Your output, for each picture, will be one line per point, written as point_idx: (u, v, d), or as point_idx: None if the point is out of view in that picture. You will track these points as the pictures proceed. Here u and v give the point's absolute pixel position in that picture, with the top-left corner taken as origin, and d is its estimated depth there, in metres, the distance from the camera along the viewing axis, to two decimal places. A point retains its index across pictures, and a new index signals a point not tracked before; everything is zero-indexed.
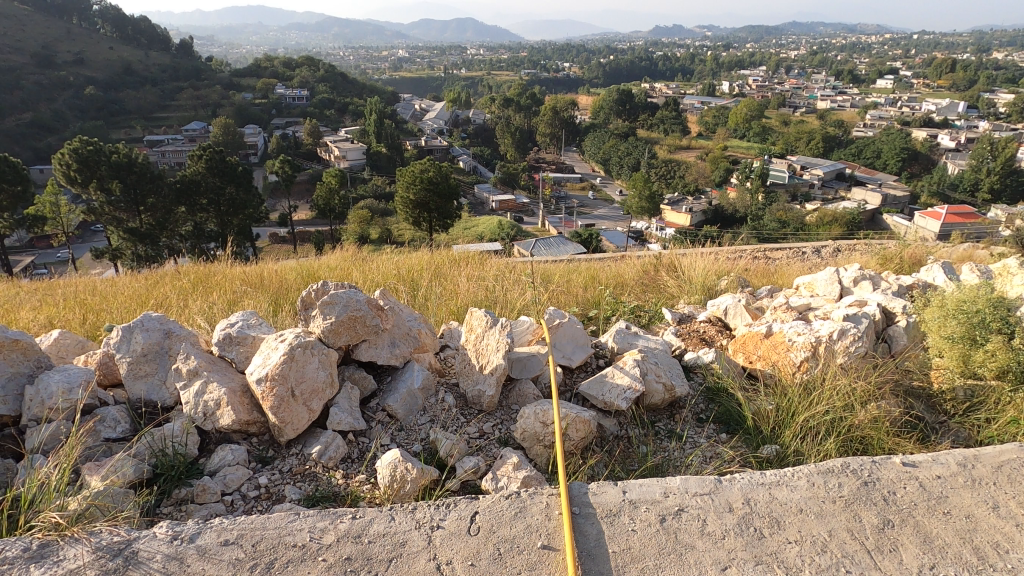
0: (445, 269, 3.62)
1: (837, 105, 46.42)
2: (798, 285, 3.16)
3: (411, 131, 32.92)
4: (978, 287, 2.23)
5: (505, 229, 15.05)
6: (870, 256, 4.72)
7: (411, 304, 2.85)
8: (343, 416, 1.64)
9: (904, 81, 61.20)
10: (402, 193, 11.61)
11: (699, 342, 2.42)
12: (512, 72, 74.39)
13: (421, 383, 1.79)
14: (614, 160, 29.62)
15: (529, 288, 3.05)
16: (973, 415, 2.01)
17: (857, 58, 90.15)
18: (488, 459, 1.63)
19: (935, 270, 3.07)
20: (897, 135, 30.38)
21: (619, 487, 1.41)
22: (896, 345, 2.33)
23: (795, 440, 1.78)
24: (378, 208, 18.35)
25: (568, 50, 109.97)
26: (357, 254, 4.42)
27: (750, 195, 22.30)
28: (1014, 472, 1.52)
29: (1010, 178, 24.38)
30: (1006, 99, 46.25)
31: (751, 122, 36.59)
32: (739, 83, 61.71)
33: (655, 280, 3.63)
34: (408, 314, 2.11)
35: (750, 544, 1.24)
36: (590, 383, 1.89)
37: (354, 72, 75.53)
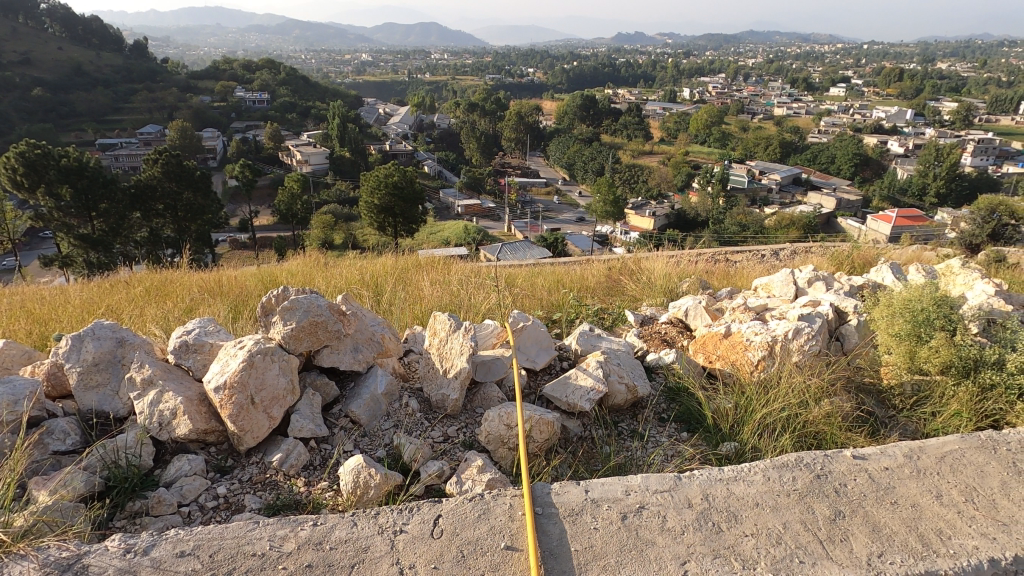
0: (408, 273, 3.61)
1: (793, 111, 47.89)
2: (756, 286, 3.25)
3: (375, 135, 32.61)
4: (923, 285, 2.34)
5: (471, 233, 15.05)
6: (825, 258, 4.89)
7: (375, 309, 2.83)
8: (304, 422, 1.62)
9: (856, 89, 63.46)
10: (366, 197, 11.49)
11: (660, 343, 2.47)
12: (477, 77, 74.41)
13: (385, 388, 1.78)
14: (579, 165, 29.91)
15: (494, 292, 3.05)
16: (920, 409, 2.09)
17: (811, 67, 93.07)
18: (452, 463, 1.63)
19: (884, 270, 3.20)
20: (849, 141, 31.48)
21: (581, 486, 1.43)
22: (848, 343, 2.42)
23: (753, 437, 1.83)
24: (342, 213, 18.14)
25: (533, 56, 110.91)
26: (320, 259, 4.35)
27: (712, 199, 22.77)
28: (955, 462, 1.59)
29: (954, 182, 25.53)
30: (950, 108, 48.33)
31: (711, 129, 37.42)
32: (699, 90, 63.07)
33: (618, 282, 3.69)
34: (371, 319, 2.09)
35: (708, 539, 1.27)
36: (554, 385, 1.91)
37: (316, 75, 74.72)
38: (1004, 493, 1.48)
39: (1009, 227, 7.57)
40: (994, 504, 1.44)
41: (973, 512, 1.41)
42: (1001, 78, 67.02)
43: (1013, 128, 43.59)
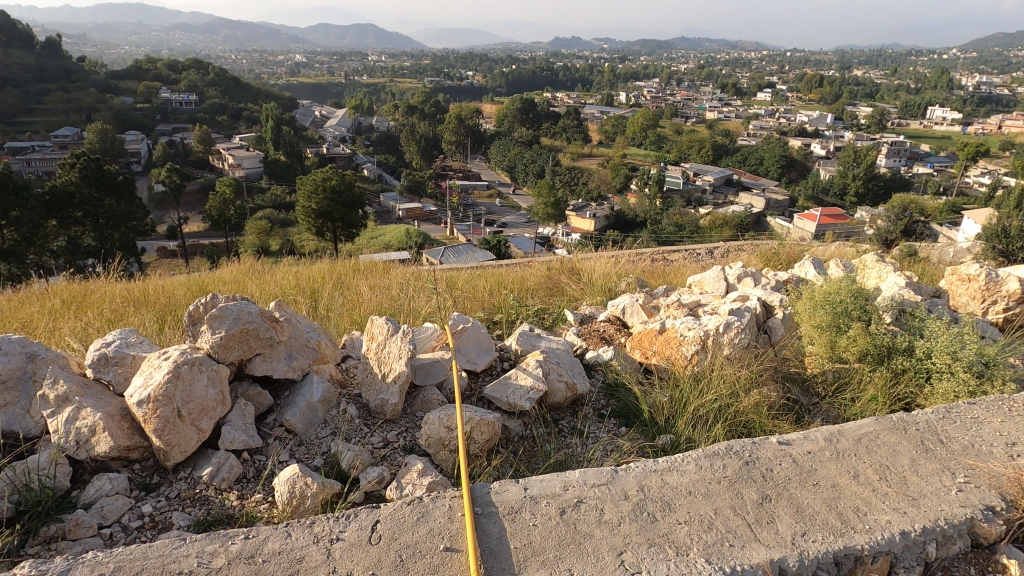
0: (346, 278, 3.54)
1: (723, 116, 49.79)
2: (690, 283, 3.34)
3: (311, 138, 31.76)
4: (841, 278, 2.48)
5: (413, 236, 14.89)
6: (755, 255, 5.12)
7: (311, 315, 2.77)
8: (236, 434, 1.56)
9: (781, 95, 66.53)
10: (303, 202, 11.18)
11: (599, 341, 2.51)
12: (416, 80, 73.50)
13: (321, 395, 1.74)
14: (520, 168, 30.08)
15: (433, 295, 3.04)
16: (840, 395, 2.21)
17: (739, 73, 97.04)
18: (393, 468, 1.61)
19: (807, 264, 3.36)
20: (776, 145, 33.02)
21: (521, 484, 1.44)
22: (775, 335, 2.52)
23: (687, 429, 1.89)
24: (278, 218, 17.59)
25: (473, 58, 110.80)
26: (255, 267, 4.22)
27: (649, 200, 23.32)
28: (871, 444, 1.69)
29: (871, 183, 27.15)
30: (866, 112, 51.36)
31: (647, 132, 38.42)
32: (635, 94, 64.61)
33: (559, 283, 3.73)
34: (306, 325, 2.05)
35: (643, 529, 1.31)
36: (494, 386, 1.91)
37: (247, 75, 72.08)
38: (914, 471, 1.59)
39: (919, 225, 8.17)
40: (904, 481, 1.55)
41: (887, 489, 1.51)
42: (909, 86, 71.87)
43: (922, 131, 46.76)
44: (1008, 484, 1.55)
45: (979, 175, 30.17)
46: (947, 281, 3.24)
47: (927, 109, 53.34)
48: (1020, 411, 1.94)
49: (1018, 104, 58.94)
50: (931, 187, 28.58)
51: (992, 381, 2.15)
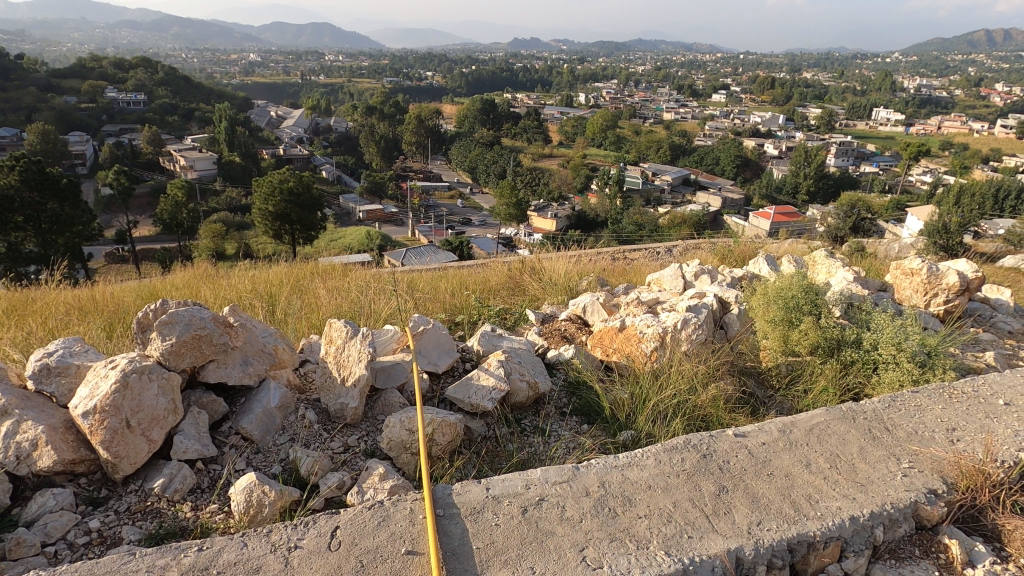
0: (305, 282, 3.48)
1: (680, 117, 50.72)
2: (649, 281, 3.39)
3: (267, 139, 31.03)
4: (793, 274, 2.56)
5: (374, 238, 14.69)
6: (712, 253, 5.24)
7: (268, 320, 2.71)
8: (189, 443, 1.51)
9: (735, 96, 68.30)
10: (258, 205, 10.90)
11: (560, 339, 2.53)
12: (374, 80, 72.54)
13: (279, 401, 1.71)
14: (481, 169, 30.04)
15: (394, 297, 3.01)
16: (794, 387, 2.28)
17: (695, 74, 99.11)
18: (353, 472, 1.60)
19: (761, 260, 3.44)
20: (731, 145, 33.85)
21: (482, 484, 1.44)
22: (731, 330, 2.57)
23: (647, 424, 1.92)
24: (233, 220, 17.14)
25: (432, 58, 110.10)
26: (209, 271, 4.10)
27: (610, 200, 23.59)
28: (822, 433, 1.75)
29: (821, 182, 28.07)
30: (816, 113, 53.08)
31: (607, 132, 38.85)
32: (594, 95, 65.28)
33: (520, 282, 3.74)
34: (262, 330, 2.00)
35: (605, 523, 1.33)
36: (456, 387, 1.91)
37: (199, 75, 69.97)
38: (863, 458, 1.65)
39: (865, 223, 8.51)
40: (854, 468, 1.61)
41: (836, 476, 1.56)
42: (855, 88, 74.70)
43: (868, 132, 48.62)
44: (949, 467, 1.63)
45: (921, 174, 31.54)
46: (892, 275, 3.37)
47: (872, 111, 55.44)
48: (960, 397, 2.03)
49: (956, 105, 61.83)
50: (878, 185, 29.74)
51: (935, 370, 2.25)
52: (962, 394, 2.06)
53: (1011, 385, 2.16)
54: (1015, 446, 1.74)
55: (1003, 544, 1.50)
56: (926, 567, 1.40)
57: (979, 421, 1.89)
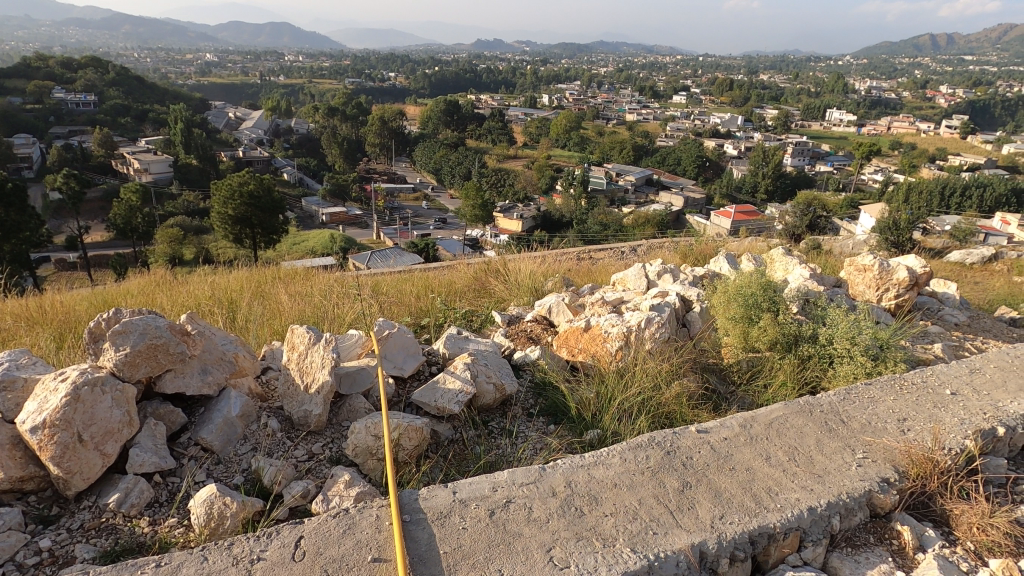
0: (267, 287, 3.41)
1: (642, 118, 51.42)
2: (613, 281, 3.43)
3: (225, 141, 30.29)
4: (752, 273, 2.63)
5: (338, 242, 14.48)
6: (674, 252, 5.35)
7: (229, 327, 2.65)
8: (145, 455, 1.47)
9: (695, 97, 69.55)
10: (217, 208, 10.63)
11: (527, 340, 2.54)
12: (336, 81, 71.32)
13: (240, 411, 1.67)
14: (445, 170, 29.93)
15: (357, 302, 2.98)
16: (755, 383, 2.34)
17: (656, 76, 100.57)
18: (318, 481, 1.57)
19: (720, 259, 3.52)
20: (692, 146, 34.46)
21: (449, 488, 1.44)
22: (694, 328, 2.61)
23: (613, 423, 1.95)
24: (191, 225, 16.68)
25: (395, 60, 109.27)
26: (166, 277, 3.99)
27: (575, 201, 23.80)
28: (781, 427, 1.80)
29: (779, 181, 28.82)
30: (773, 115, 54.41)
31: (570, 134, 39.15)
32: (557, 96, 65.60)
33: (486, 284, 3.73)
34: (222, 338, 1.96)
35: (571, 522, 1.34)
36: (422, 391, 1.90)
37: (153, 75, 67.86)
38: (820, 450, 1.70)
39: (819, 221, 8.80)
40: (811, 459, 1.66)
41: (795, 469, 1.61)
42: (810, 90, 76.83)
43: (822, 132, 50.12)
44: (900, 456, 1.70)
45: (873, 172, 32.69)
46: (845, 272, 3.48)
47: (825, 112, 57.16)
48: (910, 388, 2.12)
49: (904, 107, 64.13)
50: (832, 184, 30.68)
51: (886, 363, 2.35)
52: (912, 385, 2.15)
53: (957, 375, 2.26)
54: (960, 433, 1.82)
55: (951, 527, 1.57)
56: (880, 552, 1.45)
57: (928, 411, 1.96)
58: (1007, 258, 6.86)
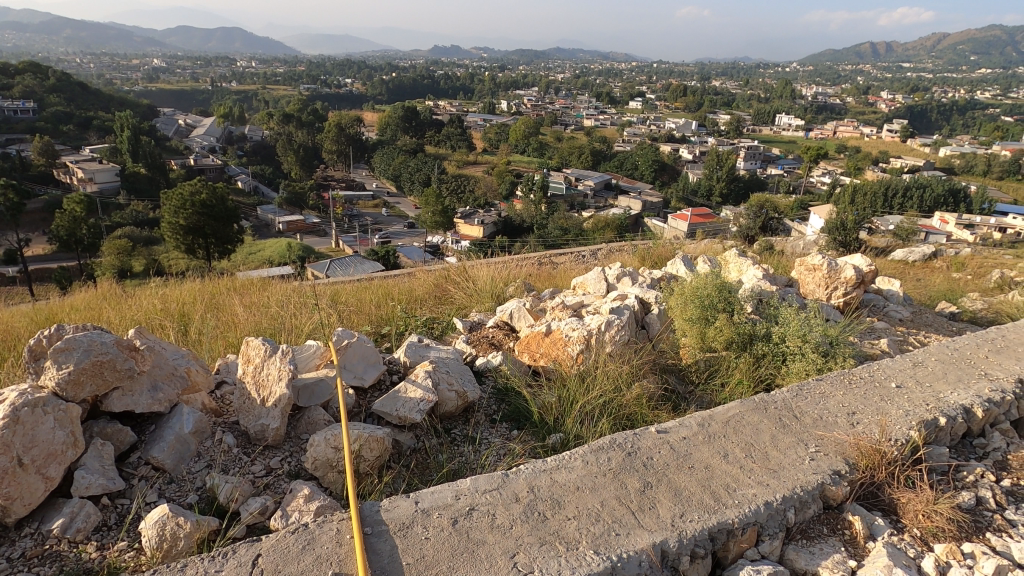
0: (221, 298, 3.32)
1: (600, 123, 52.09)
2: (573, 285, 3.46)
3: (175, 149, 29.38)
4: (707, 274, 2.70)
5: (296, 250, 14.19)
6: (632, 255, 5.43)
7: (180, 340, 2.57)
8: (92, 478, 1.41)
9: (650, 103, 70.82)
10: (167, 218, 10.28)
11: (488, 346, 2.55)
12: (290, 87, 69.74)
13: (193, 426, 1.62)
14: (405, 177, 29.73)
15: (316, 311, 2.93)
16: (713, 381, 2.39)
17: (612, 82, 101.98)
18: (277, 496, 1.54)
19: (677, 261, 3.58)
20: (648, 151, 35.07)
21: (411, 498, 1.42)
22: (653, 330, 2.65)
23: (575, 427, 1.96)
24: (140, 235, 16.11)
25: (351, 65, 107.59)
26: (113, 290, 3.83)
27: (535, 207, 23.91)
28: (737, 425, 1.84)
29: (733, 184, 29.56)
30: (725, 120, 55.81)
31: (529, 139, 39.34)
32: (516, 102, 65.83)
33: (446, 291, 3.72)
34: (173, 352, 1.91)
35: (535, 528, 1.34)
36: (383, 400, 1.87)
37: (97, 82, 65.52)
38: (774, 445, 1.76)
39: (771, 223, 9.07)
40: (766, 455, 1.70)
41: (752, 465, 1.65)
42: (760, 95, 79.12)
43: (772, 137, 51.68)
44: (850, 449, 1.76)
45: (821, 175, 33.85)
46: (796, 271, 3.59)
47: (775, 117, 58.95)
48: (857, 382, 2.21)
49: (848, 112, 66.70)
50: (783, 187, 31.66)
51: (837, 358, 2.43)
52: (859, 379, 2.24)
53: (901, 369, 2.36)
54: (905, 424, 1.90)
55: (898, 515, 1.63)
56: (834, 543, 1.49)
57: (876, 403, 2.04)
58: (945, 256, 7.18)
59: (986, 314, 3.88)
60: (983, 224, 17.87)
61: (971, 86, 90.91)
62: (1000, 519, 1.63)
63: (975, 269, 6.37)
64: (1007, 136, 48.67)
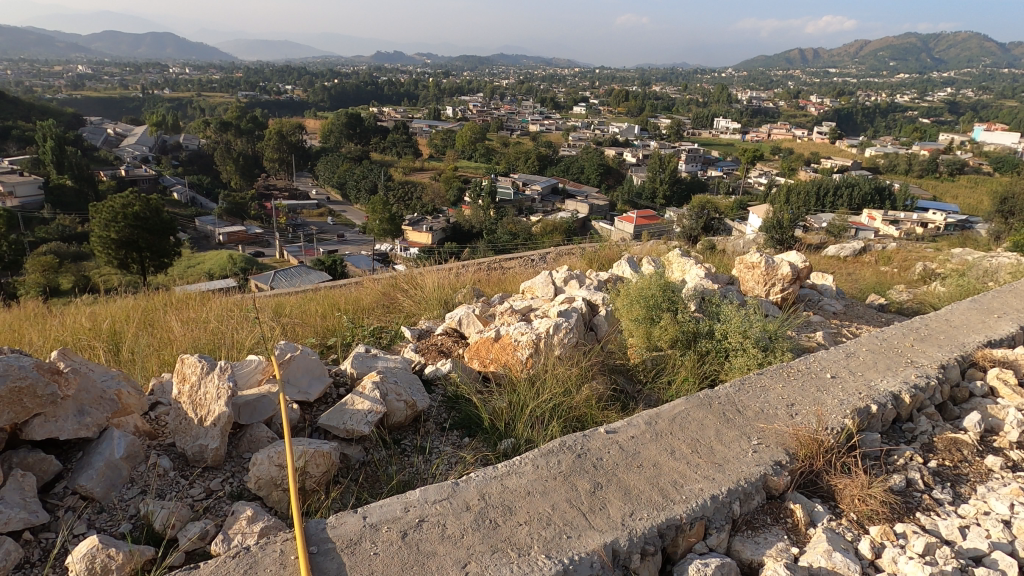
0: (157, 315, 3.18)
1: (545, 128, 52.64)
2: (521, 289, 3.47)
3: (105, 159, 27.98)
4: (652, 274, 2.76)
5: (238, 263, 13.72)
6: (580, 257, 5.51)
7: (111, 362, 2.45)
8: (11, 513, 1.31)
9: (594, 108, 71.91)
10: (96, 232, 9.72)
11: (437, 354, 2.52)
12: (226, 94, 67.27)
13: (125, 451, 1.54)
14: (350, 185, 29.23)
15: (258, 324, 2.83)
16: (659, 379, 2.44)
17: (556, 87, 103.15)
18: (218, 520, 1.47)
19: (623, 263, 3.64)
20: (593, 155, 35.63)
21: (358, 514, 1.38)
22: (600, 331, 2.67)
23: (527, 431, 1.96)
24: (67, 250, 15.22)
25: (291, 72, 104.78)
26: (35, 310, 3.60)
27: (484, 212, 23.91)
28: (682, 421, 1.89)
29: (675, 186, 30.36)
30: (667, 123, 57.25)
31: (476, 145, 39.32)
32: (462, 108, 65.74)
33: (395, 299, 3.67)
34: (100, 374, 1.81)
35: (486, 536, 1.33)
36: (329, 414, 1.82)
37: (16, 88, 61.74)
38: (718, 439, 1.81)
39: (713, 223, 9.39)
40: (711, 450, 1.75)
41: (698, 460, 1.69)
42: (699, 100, 81.60)
43: (711, 140, 53.32)
44: (790, 439, 1.83)
45: (758, 176, 35.17)
46: (737, 269, 3.70)
47: (713, 121, 60.88)
48: (796, 374, 2.29)
49: (781, 115, 69.52)
50: (723, 187, 32.75)
51: (775, 353, 2.53)
52: (798, 371, 2.33)
53: (836, 360, 2.46)
54: (840, 414, 1.99)
55: (837, 501, 1.70)
56: (777, 532, 1.55)
57: (813, 395, 2.13)
58: (874, 251, 7.57)
59: (911, 304, 4.11)
60: (907, 219, 18.90)
61: (891, 90, 96.22)
62: (928, 499, 1.72)
63: (901, 262, 6.76)
64: (926, 136, 51.74)
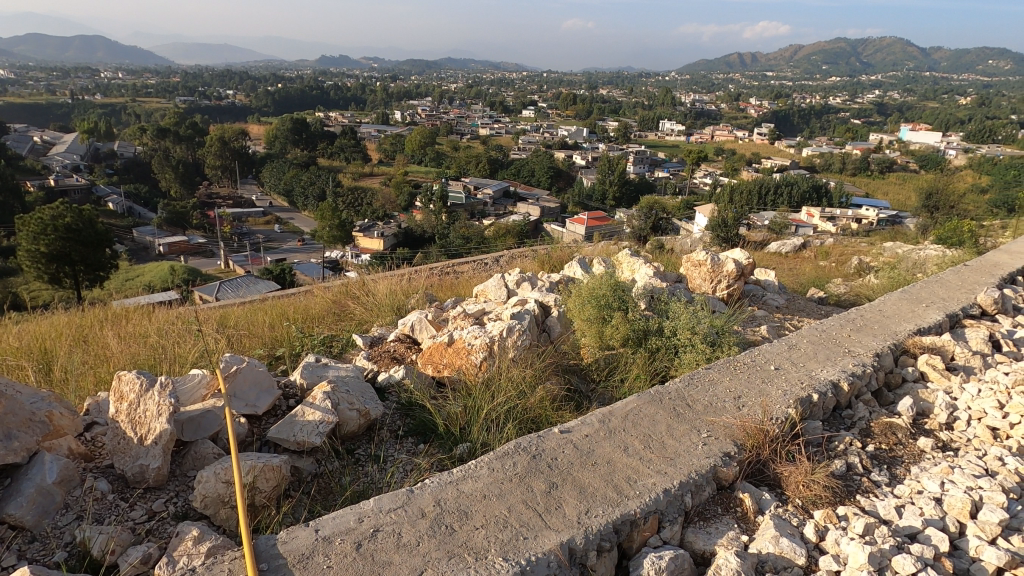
0: (93, 331, 3.03)
1: (495, 132, 52.75)
2: (474, 293, 3.46)
3: (32, 169, 26.47)
4: (602, 275, 2.80)
5: (180, 274, 13.20)
6: (532, 260, 5.55)
7: (42, 381, 2.32)
8: None
9: (543, 111, 72.47)
10: (24, 246, 9.17)
11: (390, 360, 2.49)
12: (164, 100, 64.74)
13: (58, 475, 1.46)
14: (297, 191, 28.56)
15: (201, 338, 2.73)
16: (612, 377, 2.48)
17: (505, 91, 103.56)
18: (161, 542, 1.41)
19: (574, 264, 3.68)
20: (543, 158, 35.95)
21: (311, 526, 1.35)
22: (553, 332, 2.69)
23: (482, 435, 1.95)
24: None
25: (232, 75, 101.59)
26: None
27: (435, 216, 23.73)
28: (633, 418, 1.92)
29: (624, 188, 30.92)
30: (614, 126, 58.31)
31: (426, 149, 39.02)
32: (411, 112, 65.29)
33: (345, 307, 3.60)
34: (29, 396, 1.71)
35: (442, 542, 1.32)
36: (279, 426, 1.77)
37: None
38: (670, 434, 1.84)
39: (661, 222, 9.60)
40: (663, 445, 1.78)
41: (650, 455, 1.72)
42: (644, 103, 83.42)
43: (657, 142, 54.58)
44: (738, 430, 1.88)
45: (703, 176, 36.19)
46: (683, 267, 3.80)
47: (658, 123, 62.31)
48: (742, 367, 2.36)
49: (723, 117, 71.75)
50: (670, 187, 33.56)
51: (723, 347, 2.60)
52: (744, 365, 2.40)
53: (779, 352, 2.55)
54: (784, 404, 2.07)
55: (783, 488, 1.76)
56: (728, 521, 1.59)
57: (759, 387, 2.20)
58: (813, 246, 7.91)
59: (848, 297, 4.31)
60: (843, 216, 19.83)
61: (824, 92, 100.85)
62: (867, 482, 1.81)
63: (837, 256, 7.08)
64: (857, 137, 54.39)
